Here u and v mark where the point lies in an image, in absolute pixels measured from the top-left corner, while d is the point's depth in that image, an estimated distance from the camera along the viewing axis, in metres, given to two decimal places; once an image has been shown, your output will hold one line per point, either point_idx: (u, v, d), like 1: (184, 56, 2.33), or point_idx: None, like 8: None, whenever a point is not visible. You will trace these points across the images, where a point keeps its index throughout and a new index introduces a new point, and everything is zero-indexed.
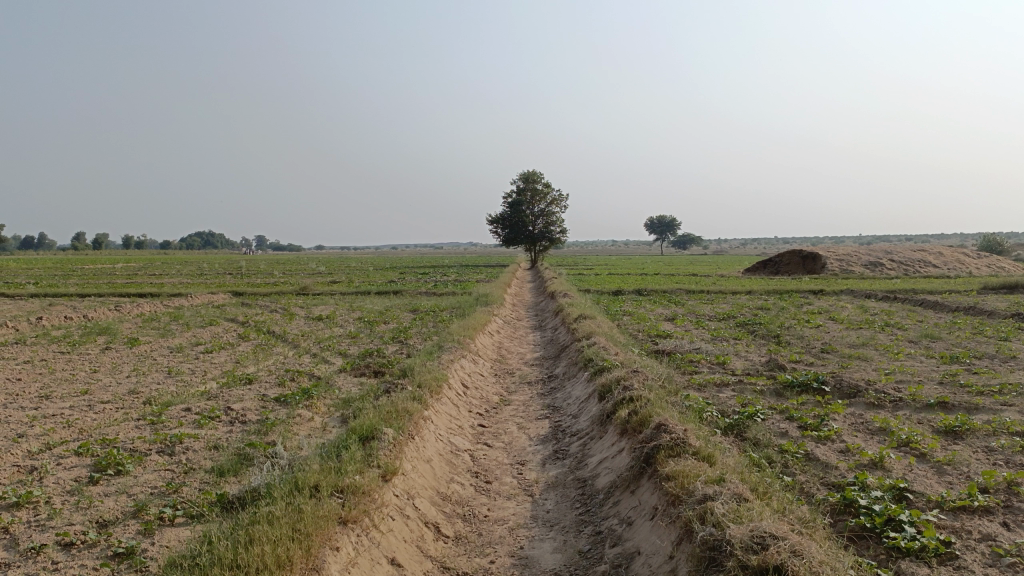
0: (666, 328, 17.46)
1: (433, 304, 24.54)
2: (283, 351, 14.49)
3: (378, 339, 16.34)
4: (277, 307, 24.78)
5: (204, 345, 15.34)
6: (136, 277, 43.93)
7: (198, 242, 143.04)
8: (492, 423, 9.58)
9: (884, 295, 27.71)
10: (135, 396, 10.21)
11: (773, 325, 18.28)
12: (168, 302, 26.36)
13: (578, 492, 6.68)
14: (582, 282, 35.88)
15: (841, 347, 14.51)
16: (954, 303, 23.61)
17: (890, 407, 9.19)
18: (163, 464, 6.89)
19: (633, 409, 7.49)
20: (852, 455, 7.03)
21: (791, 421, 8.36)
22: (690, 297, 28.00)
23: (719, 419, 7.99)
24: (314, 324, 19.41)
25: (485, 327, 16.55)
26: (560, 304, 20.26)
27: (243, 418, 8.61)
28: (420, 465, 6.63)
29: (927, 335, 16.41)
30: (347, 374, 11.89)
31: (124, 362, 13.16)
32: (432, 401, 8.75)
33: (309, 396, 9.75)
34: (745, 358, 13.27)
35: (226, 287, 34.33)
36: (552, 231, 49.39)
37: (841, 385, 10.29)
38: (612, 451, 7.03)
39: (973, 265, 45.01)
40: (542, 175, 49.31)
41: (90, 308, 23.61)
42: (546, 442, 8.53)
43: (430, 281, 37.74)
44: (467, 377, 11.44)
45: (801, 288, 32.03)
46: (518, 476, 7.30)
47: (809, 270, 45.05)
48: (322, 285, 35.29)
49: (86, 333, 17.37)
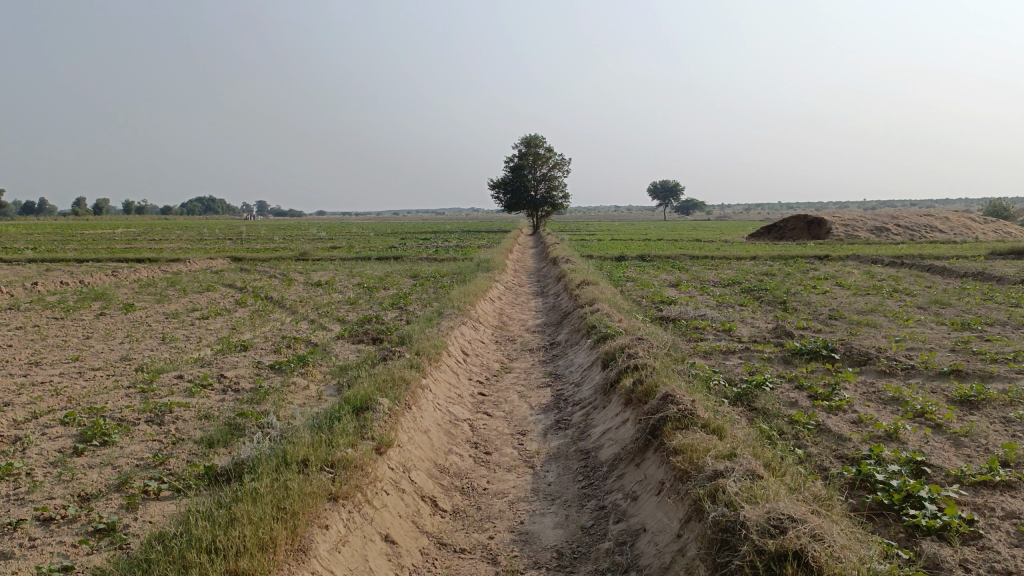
0: (670, 294, 17.16)
1: (434, 270, 24.21)
2: (280, 317, 14.22)
3: (377, 305, 16.05)
4: (276, 273, 24.45)
5: (200, 311, 15.09)
6: (136, 242, 43.58)
7: (199, 207, 142.39)
8: (492, 391, 9.34)
9: (890, 261, 27.37)
10: (126, 363, 9.97)
11: (780, 291, 17.95)
12: (166, 268, 26.05)
13: (580, 464, 6.44)
14: (585, 248, 35.51)
15: (849, 314, 14.23)
16: (962, 268, 23.26)
17: (901, 376, 8.93)
18: (151, 434, 6.65)
19: (638, 379, 7.22)
20: (865, 426, 6.79)
21: (800, 390, 8.10)
22: (694, 263, 27.60)
23: (726, 388, 7.73)
24: (313, 290, 19.11)
25: (486, 293, 16.24)
26: (562, 271, 19.91)
27: (236, 387, 8.35)
28: (416, 436, 6.39)
29: (936, 301, 16.10)
30: (344, 341, 11.63)
31: (117, 329, 12.91)
32: (430, 370, 8.50)
33: (304, 364, 9.49)
34: (751, 325, 12.98)
35: (226, 253, 34.07)
36: (554, 196, 48.89)
37: (851, 353, 10.02)
38: (616, 422, 6.78)
39: (980, 231, 44.54)
40: (544, 139, 48.58)
41: (88, 274, 23.33)
42: (548, 412, 8.28)
43: (431, 246, 37.38)
44: (467, 344, 11.19)
45: (806, 253, 31.65)
46: (519, 447, 7.07)
47: (814, 235, 44.61)
48: (322, 251, 34.97)
49: (81, 299, 17.11)
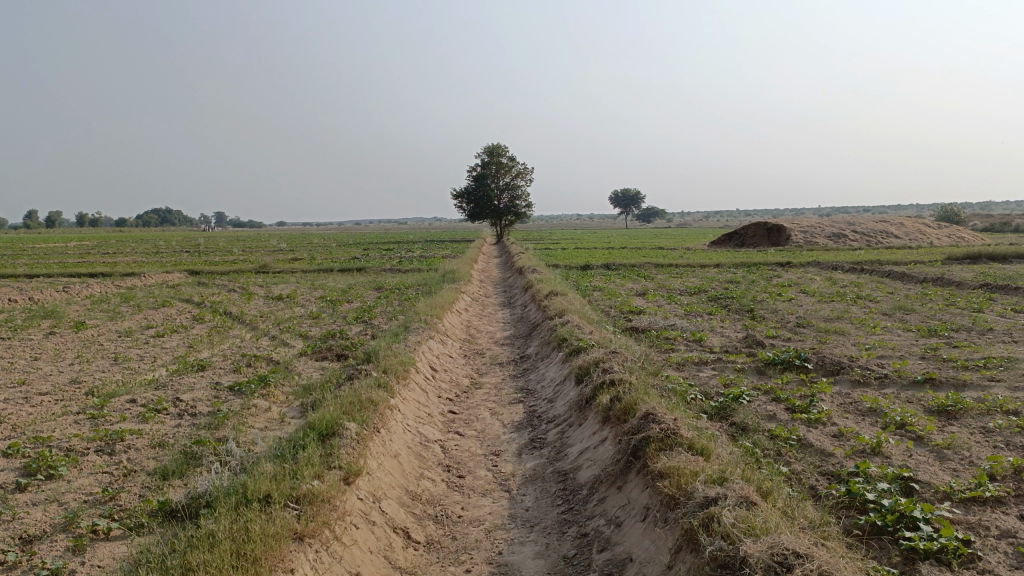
0: (638, 303, 17.04)
1: (398, 281, 23.81)
2: (240, 334, 13.75)
3: (340, 320, 15.65)
4: (235, 287, 23.82)
5: (155, 328, 14.52)
6: (90, 256, 42.31)
7: (156, 218, 139.70)
8: (463, 409, 9.04)
9: (851, 267, 27.71)
10: (76, 386, 9.46)
11: (746, 299, 17.92)
12: (120, 283, 25.24)
13: (558, 487, 6.18)
14: (549, 257, 35.39)
15: (817, 321, 14.22)
16: (921, 273, 23.57)
17: (876, 385, 8.86)
18: (102, 466, 6.23)
19: (615, 396, 6.98)
20: (847, 440, 6.66)
21: (778, 403, 7.95)
22: (659, 271, 27.59)
23: (704, 402, 7.55)
24: (273, 304, 18.59)
25: (452, 305, 15.93)
26: (529, 281, 19.68)
27: (193, 411, 7.93)
28: (386, 462, 6.08)
29: (901, 307, 16.21)
30: (307, 358, 11.24)
31: (67, 349, 12.34)
32: (398, 389, 8.17)
33: (265, 384, 9.09)
34: (721, 334, 12.88)
35: (182, 266, 33.26)
36: (517, 206, 48.79)
37: (824, 362, 9.92)
38: (594, 442, 6.54)
39: (934, 235, 45.50)
40: (506, 148, 48.42)
41: (37, 290, 22.47)
42: (522, 430, 8.01)
43: (394, 257, 36.95)
44: (435, 359, 10.88)
45: (768, 260, 31.89)
46: (493, 469, 6.79)
47: (774, 242, 45.14)
48: (283, 263, 34.32)
49: (29, 317, 16.41)
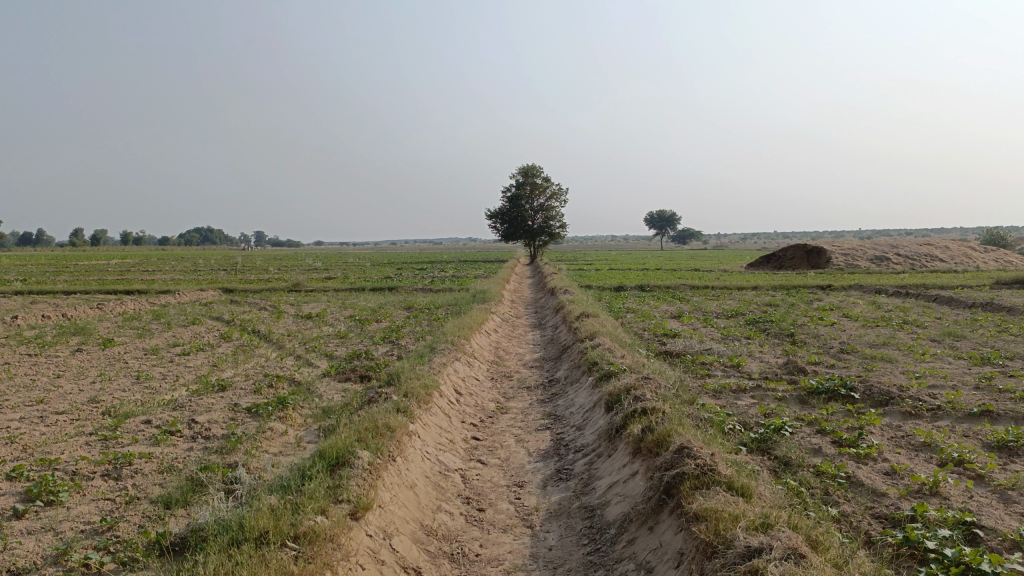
0: (672, 326, 16.52)
1: (429, 301, 23.55)
2: (265, 353, 13.52)
3: (367, 340, 15.37)
4: (266, 305, 23.77)
5: (181, 346, 14.38)
6: (130, 274, 42.90)
7: (196, 237, 142.18)
8: (487, 435, 8.64)
9: (895, 290, 26.80)
10: (94, 406, 9.26)
11: (786, 322, 17.26)
12: (154, 300, 25.40)
13: (584, 524, 5.74)
14: (581, 277, 34.94)
15: (862, 347, 13.57)
16: (970, 298, 22.64)
17: (929, 418, 8.26)
18: (104, 492, 5.94)
19: (647, 425, 6.52)
20: (900, 479, 6.13)
21: (823, 435, 7.42)
22: (695, 293, 26.98)
23: (742, 433, 7.07)
24: (302, 323, 18.41)
25: (481, 326, 15.56)
26: (561, 301, 19.25)
27: (206, 433, 7.65)
28: (400, 493, 5.71)
29: (950, 334, 15.45)
30: (330, 379, 10.95)
31: (91, 366, 12.22)
32: (419, 413, 7.81)
33: (284, 406, 8.79)
34: (760, 359, 12.32)
35: (217, 284, 33.47)
36: (552, 226, 48.47)
37: (871, 391, 9.34)
38: (623, 475, 6.09)
39: (981, 259, 44.13)
40: (541, 168, 48.17)
41: (71, 306, 22.61)
42: (548, 459, 7.59)
43: (427, 277, 36.73)
44: (461, 382, 10.51)
45: (808, 283, 31.05)
46: (516, 502, 6.37)
47: (814, 264, 44.11)
48: (315, 281, 34.37)
49: (60, 334, 16.39)
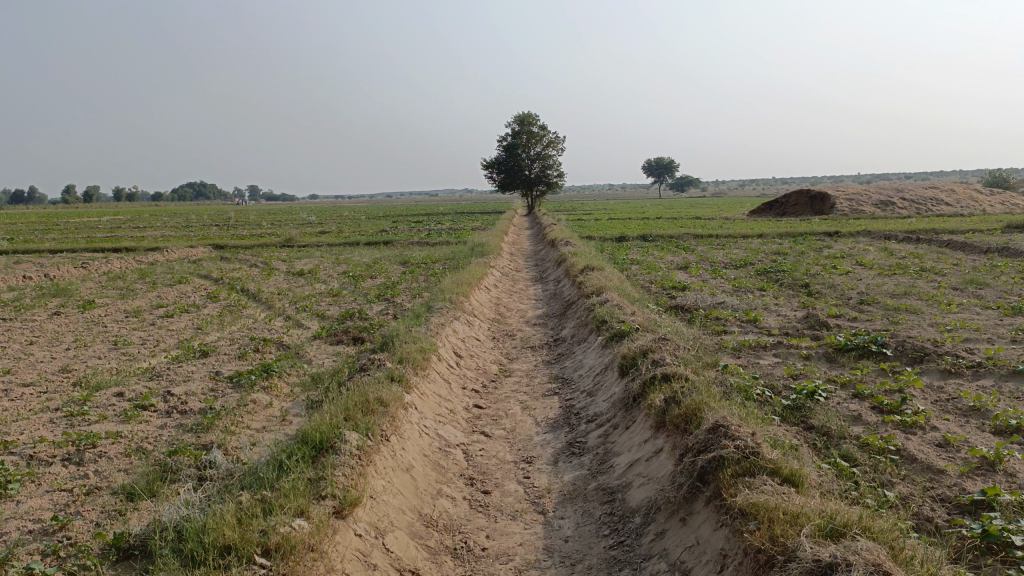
0: (680, 278, 15.77)
1: (426, 255, 22.76)
2: (253, 314, 12.79)
3: (361, 298, 14.63)
4: (257, 262, 22.97)
5: (164, 307, 13.64)
6: (120, 231, 41.88)
7: (191, 192, 140.51)
8: (490, 403, 7.95)
9: (905, 236, 26.02)
10: (64, 377, 8.54)
11: (799, 272, 16.53)
12: (142, 258, 24.61)
13: (604, 509, 5.07)
14: (581, 228, 34.04)
15: (883, 298, 12.85)
16: (985, 243, 21.86)
17: (971, 378, 7.57)
18: (60, 483, 5.24)
19: (670, 396, 5.82)
20: (956, 452, 5.45)
21: (861, 400, 6.73)
22: (699, 242, 26.25)
23: (773, 401, 6.39)
24: (293, 281, 17.62)
25: (480, 282, 14.79)
26: (562, 254, 18.48)
27: (182, 408, 6.95)
28: (395, 480, 5.04)
29: (972, 282, 14.71)
30: (321, 342, 10.24)
31: (67, 331, 11.48)
32: (416, 382, 7.12)
33: (269, 374, 8.09)
34: (778, 313, 11.62)
35: (207, 240, 32.60)
36: (550, 176, 47.39)
37: (904, 348, 8.65)
38: (647, 453, 5.40)
39: (987, 203, 43.28)
40: (538, 116, 46.85)
41: (55, 266, 21.79)
42: (558, 430, 6.91)
43: (423, 230, 35.91)
44: (460, 343, 9.82)
45: (815, 230, 30.22)
46: (525, 482, 5.70)
47: (818, 210, 43.17)
48: (308, 236, 33.49)
49: (40, 296, 15.62)
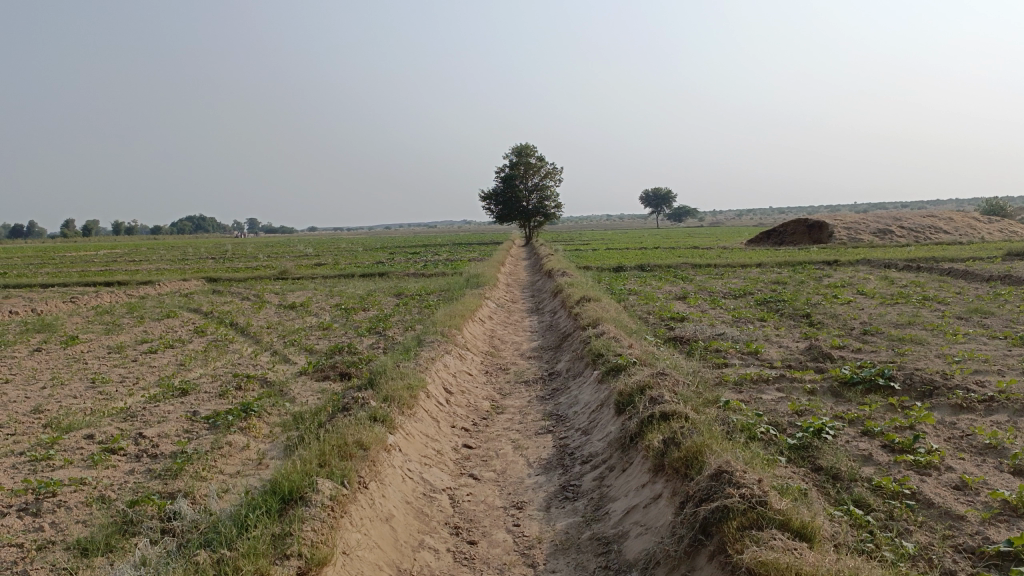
0: (679, 309, 15.43)
1: (420, 287, 22.43)
2: (239, 349, 12.42)
3: (352, 331, 14.27)
4: (249, 295, 22.65)
5: (149, 343, 13.26)
6: (115, 265, 41.64)
7: (190, 225, 140.53)
8: (480, 442, 7.58)
9: (905, 264, 25.76)
10: (35, 418, 8.15)
11: (799, 302, 16.19)
12: (132, 292, 24.26)
13: (599, 562, 4.68)
14: (578, 259, 33.82)
15: (887, 328, 12.51)
16: (986, 271, 21.56)
17: (984, 412, 7.21)
18: (11, 537, 4.85)
19: (669, 436, 5.46)
20: (976, 496, 5.07)
21: (871, 439, 6.35)
22: (697, 272, 25.97)
23: (778, 440, 6.03)
24: (284, 315, 17.28)
25: (474, 314, 14.46)
26: (558, 285, 18.17)
27: (154, 451, 6.57)
28: (372, 532, 4.66)
29: (977, 311, 14.37)
30: (306, 379, 9.86)
31: (46, 369, 11.10)
32: (401, 421, 6.76)
33: (249, 413, 7.72)
34: (780, 345, 11.27)
35: (201, 274, 32.25)
36: (546, 207, 47.25)
37: (912, 381, 8.29)
38: (645, 499, 5.03)
39: (985, 230, 43.15)
40: (535, 148, 46.83)
41: (43, 301, 21.44)
42: (551, 472, 6.54)
43: (419, 261, 35.59)
44: (451, 378, 9.46)
45: (815, 259, 29.96)
46: (514, 530, 5.32)
47: (816, 239, 42.97)
48: (304, 269, 33.20)
49: (23, 332, 15.24)
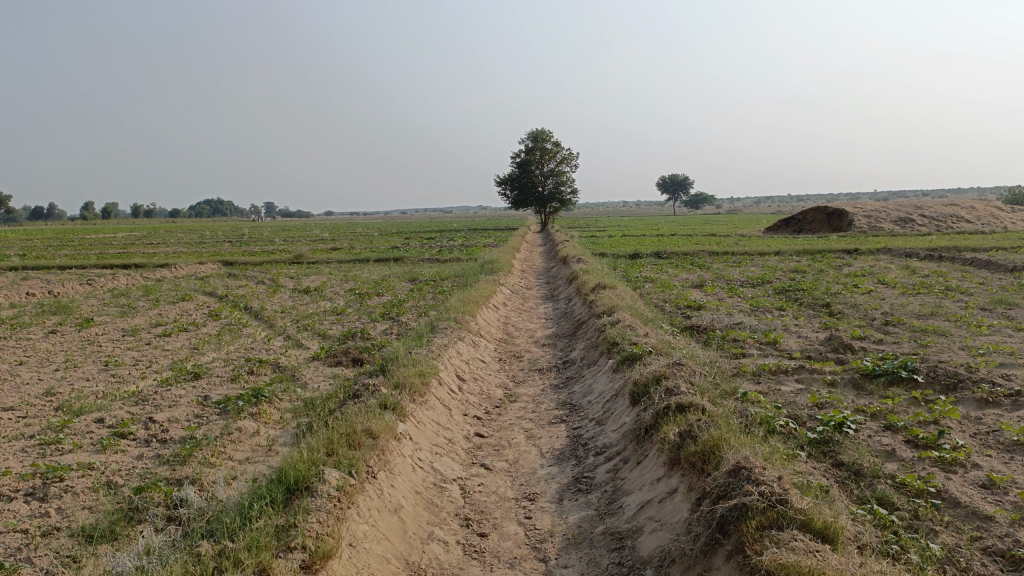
0: (696, 297, 15.23)
1: (435, 272, 22.33)
2: (253, 334, 12.36)
3: (366, 316, 14.19)
4: (264, 278, 22.65)
5: (163, 326, 13.24)
6: (133, 247, 41.87)
7: (208, 209, 141.19)
8: (493, 431, 7.46)
9: (926, 254, 25.35)
10: (46, 400, 8.11)
11: (819, 291, 15.95)
12: (149, 275, 24.32)
13: (612, 558, 4.55)
14: (595, 245, 33.57)
15: (909, 318, 12.26)
16: (1011, 261, 21.16)
17: (1011, 407, 7.00)
18: (16, 523, 4.79)
19: (686, 429, 5.32)
20: (1004, 495, 4.89)
21: (894, 433, 6.17)
22: (715, 260, 25.66)
23: (798, 434, 5.87)
24: (298, 299, 17.24)
25: (489, 300, 14.34)
26: (573, 271, 17.99)
27: (163, 436, 6.51)
28: (381, 523, 4.56)
29: (1001, 302, 14.07)
30: (319, 364, 9.79)
31: (60, 351, 11.09)
32: (412, 410, 6.65)
33: (259, 399, 7.65)
34: (799, 335, 11.06)
35: (217, 257, 32.29)
36: (563, 193, 46.95)
37: (936, 374, 8.08)
38: (660, 494, 4.89)
39: (1009, 220, 42.45)
40: (552, 133, 46.49)
41: (60, 283, 21.54)
42: (564, 463, 6.42)
43: (435, 247, 35.47)
44: (464, 366, 9.35)
45: (834, 247, 29.56)
46: (526, 523, 5.21)
47: (835, 228, 42.46)
48: (319, 253, 33.19)
49: (39, 313, 15.28)
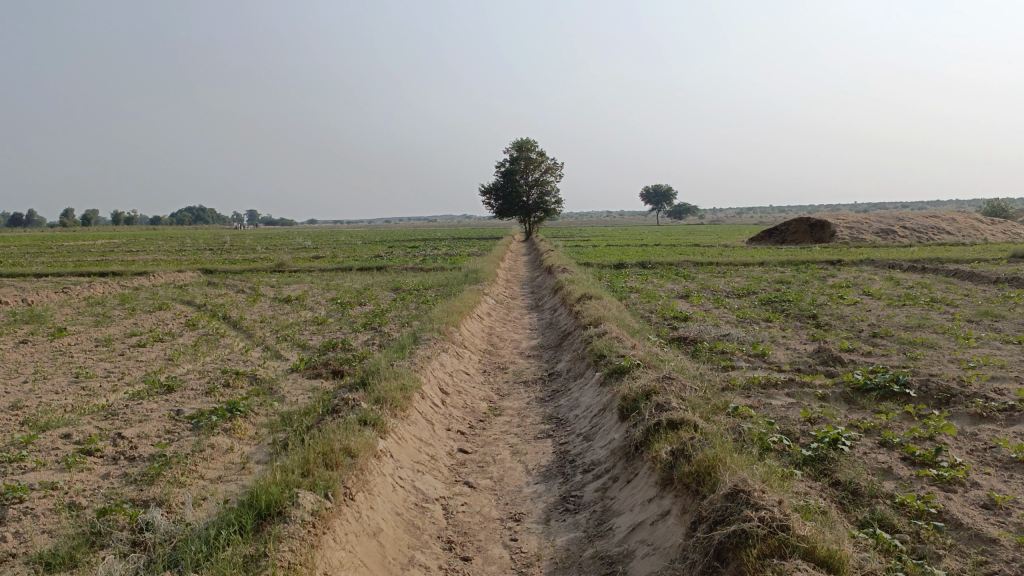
0: (682, 308, 15.07)
1: (418, 282, 22.07)
2: (231, 344, 12.06)
3: (347, 326, 13.92)
4: (244, 287, 22.27)
5: (139, 336, 12.90)
6: (112, 255, 41.31)
7: (190, 217, 139.89)
8: (477, 447, 7.23)
9: (910, 265, 25.41)
10: (11, 414, 7.79)
11: (805, 302, 15.85)
12: (126, 284, 23.85)
13: None
14: (580, 255, 33.43)
15: (897, 330, 12.16)
16: (993, 273, 21.21)
17: (1006, 422, 6.86)
18: None
19: (679, 447, 5.11)
20: (1007, 516, 4.72)
21: (890, 450, 6.01)
22: (700, 270, 25.58)
23: (792, 451, 5.69)
24: (278, 308, 16.91)
25: (473, 310, 14.11)
26: (559, 281, 17.80)
27: (132, 453, 6.22)
28: (359, 549, 4.32)
29: (987, 313, 14.04)
30: (297, 376, 9.51)
31: (29, 362, 10.73)
32: (393, 425, 6.41)
33: (234, 412, 7.37)
34: (787, 347, 10.92)
35: (197, 264, 31.80)
36: (547, 202, 46.84)
37: (929, 388, 7.94)
38: (653, 516, 4.67)
39: (988, 232, 42.80)
40: (536, 142, 46.39)
41: (33, 291, 21.04)
42: (551, 481, 6.20)
43: (418, 256, 35.20)
44: (447, 378, 9.11)
45: (818, 258, 29.59)
46: (512, 546, 4.97)
47: (818, 238, 42.61)
48: (301, 261, 32.80)
49: (10, 322, 14.85)
